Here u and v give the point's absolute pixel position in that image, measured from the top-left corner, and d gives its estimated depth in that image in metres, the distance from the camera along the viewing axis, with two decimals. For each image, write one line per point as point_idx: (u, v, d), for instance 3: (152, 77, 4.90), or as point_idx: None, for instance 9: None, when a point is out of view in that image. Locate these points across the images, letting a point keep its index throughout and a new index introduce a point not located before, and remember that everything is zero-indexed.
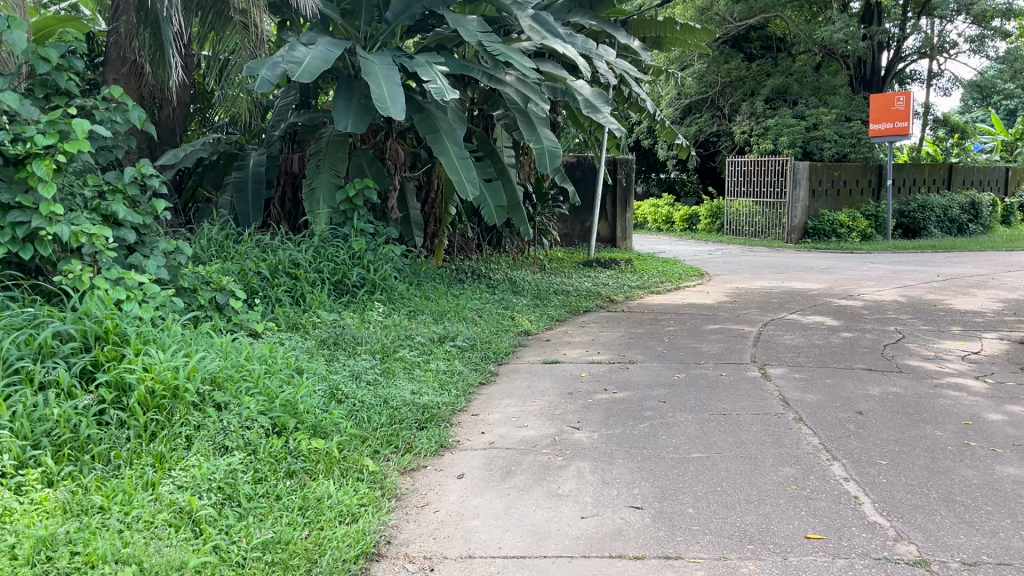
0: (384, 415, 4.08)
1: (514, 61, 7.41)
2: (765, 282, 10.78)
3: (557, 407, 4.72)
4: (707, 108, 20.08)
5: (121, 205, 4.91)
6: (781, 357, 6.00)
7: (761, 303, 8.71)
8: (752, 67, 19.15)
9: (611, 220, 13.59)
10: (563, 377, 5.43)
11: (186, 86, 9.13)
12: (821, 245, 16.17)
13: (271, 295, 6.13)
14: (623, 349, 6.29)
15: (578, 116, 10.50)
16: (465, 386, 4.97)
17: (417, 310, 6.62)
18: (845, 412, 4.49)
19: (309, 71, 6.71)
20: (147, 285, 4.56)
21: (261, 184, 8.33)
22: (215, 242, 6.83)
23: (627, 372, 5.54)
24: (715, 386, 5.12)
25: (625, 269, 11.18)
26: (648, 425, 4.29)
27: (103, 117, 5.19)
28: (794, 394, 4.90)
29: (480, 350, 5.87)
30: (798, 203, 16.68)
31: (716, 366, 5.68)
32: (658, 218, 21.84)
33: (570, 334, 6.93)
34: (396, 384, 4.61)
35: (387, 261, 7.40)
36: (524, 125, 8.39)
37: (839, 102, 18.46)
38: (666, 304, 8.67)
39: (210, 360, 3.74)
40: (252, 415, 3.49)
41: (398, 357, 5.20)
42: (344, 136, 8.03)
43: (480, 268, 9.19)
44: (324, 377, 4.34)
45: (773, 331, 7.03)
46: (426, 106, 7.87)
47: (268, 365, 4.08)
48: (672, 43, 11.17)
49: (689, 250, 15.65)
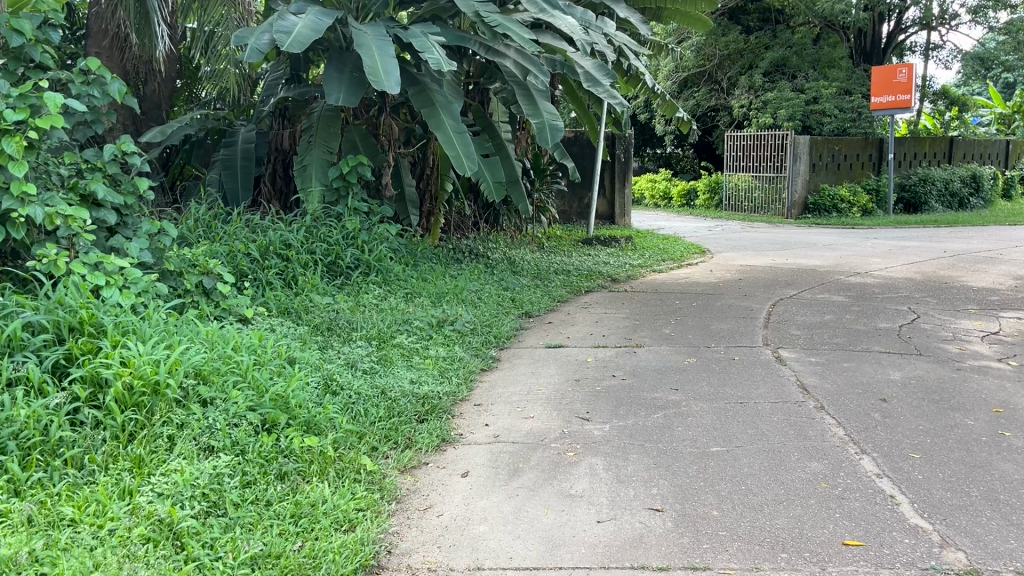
0: (381, 407, 3.83)
1: (512, 33, 7.10)
2: (769, 259, 10.53)
3: (564, 395, 4.48)
4: (705, 81, 19.70)
5: (101, 184, 4.64)
6: (794, 339, 5.77)
7: (767, 282, 8.47)
8: (750, 40, 18.81)
9: (610, 197, 13.30)
10: (568, 363, 5.19)
11: (172, 60, 8.89)
12: (822, 220, 15.94)
13: (261, 278, 5.84)
14: (629, 331, 6.05)
15: (577, 90, 10.19)
16: (466, 374, 4.73)
17: (414, 293, 6.36)
18: (868, 399, 4.27)
19: (299, 41, 6.37)
20: (129, 270, 4.28)
21: (250, 161, 8.03)
22: (203, 223, 6.53)
23: (635, 357, 5.30)
24: (729, 371, 4.89)
25: (625, 246, 10.92)
26: (662, 416, 4.06)
27: (79, 91, 4.86)
28: (813, 380, 4.68)
29: (481, 334, 5.63)
30: (799, 177, 16.42)
31: (728, 350, 5.44)
32: (656, 194, 21.55)
33: (572, 316, 6.69)
34: (393, 373, 4.36)
35: (382, 241, 7.12)
36: (524, 98, 8.07)
37: (839, 76, 18.18)
38: (670, 284, 8.42)
39: (194, 352, 3.47)
40: (241, 412, 3.24)
41: (395, 343, 4.94)
42: (336, 111, 7.72)
43: (477, 247, 8.94)
44: (317, 368, 4.09)
45: (782, 311, 6.80)
46: (421, 79, 7.55)
47: (258, 355, 3.82)
48: (672, 16, 10.85)
49: (689, 227, 15.38)
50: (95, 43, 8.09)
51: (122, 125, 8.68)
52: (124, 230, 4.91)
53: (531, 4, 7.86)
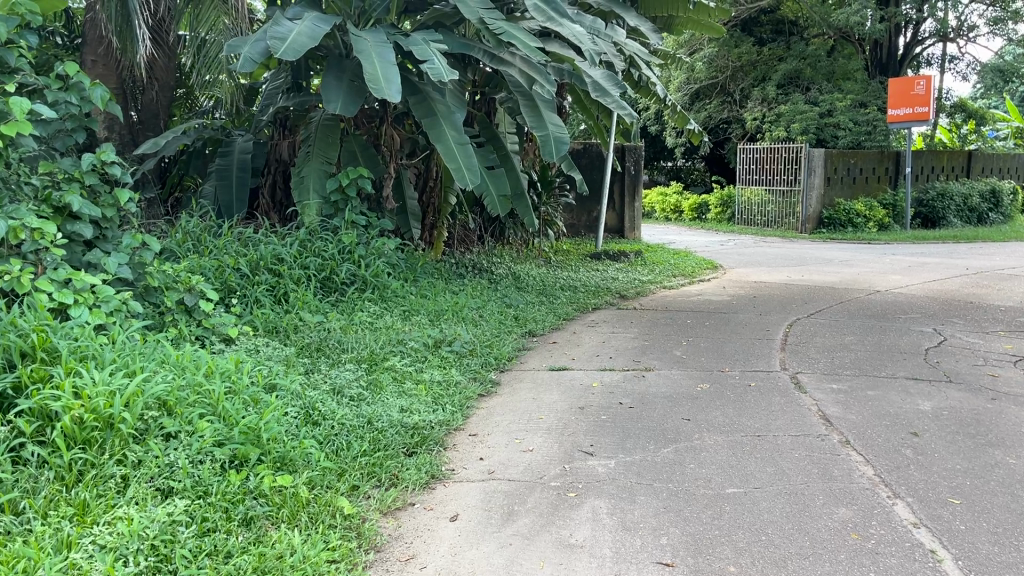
0: (367, 439, 3.52)
1: (517, 43, 6.82)
2: (784, 276, 10.17)
3: (567, 424, 4.15)
4: (717, 93, 19.36)
5: (77, 196, 4.36)
6: (814, 363, 5.42)
7: (782, 299, 8.12)
8: (763, 51, 18.52)
9: (620, 210, 12.99)
10: (572, 388, 4.86)
11: (171, 68, 8.73)
12: (837, 236, 15.57)
13: (250, 295, 5.54)
14: (637, 353, 5.71)
15: (585, 101, 9.92)
16: (463, 400, 4.41)
17: (412, 311, 6.05)
18: (898, 434, 3.93)
19: (294, 48, 6.11)
20: (101, 288, 3.99)
21: (246, 172, 7.77)
22: (193, 237, 6.26)
23: (644, 382, 4.96)
24: (745, 400, 4.55)
25: (635, 261, 10.59)
26: (672, 451, 3.73)
27: (57, 98, 4.60)
28: (835, 410, 4.34)
29: (480, 356, 5.30)
30: (814, 191, 16.04)
31: (743, 375, 5.09)
32: (667, 208, 21.24)
33: (578, 335, 6.36)
34: (382, 401, 4.04)
35: (380, 255, 6.82)
36: (529, 109, 7.77)
37: (855, 88, 17.68)
38: (681, 301, 8.08)
39: (161, 379, 3.16)
40: (206, 448, 2.93)
41: (387, 366, 4.63)
42: (335, 121, 7.45)
43: (482, 262, 8.64)
44: (299, 395, 3.77)
45: (800, 332, 6.45)
46: (423, 87, 7.28)
47: (234, 380, 3.51)
48: (685, 24, 10.51)
49: (701, 241, 15.04)
50: (91, 50, 7.95)
51: (119, 134, 8.53)
52: (103, 245, 4.62)
53: (538, 12, 7.57)
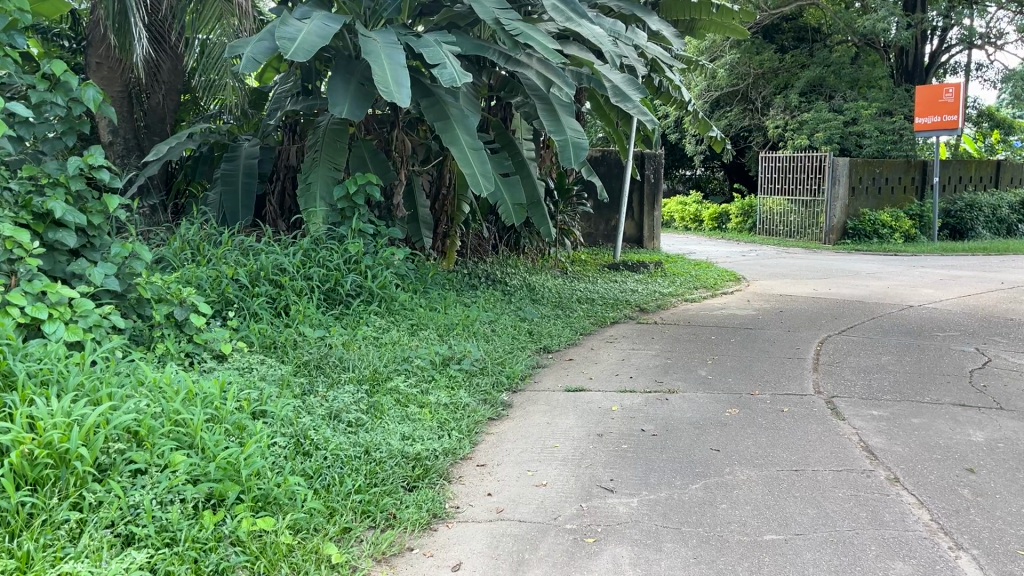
0: (363, 472, 3.19)
1: (533, 44, 6.51)
2: (810, 289, 9.76)
3: (584, 454, 3.79)
4: (738, 101, 18.94)
5: (60, 202, 4.08)
6: (851, 387, 5.02)
7: (811, 314, 7.71)
8: (785, 58, 18.10)
9: (639, 219, 12.63)
10: (590, 412, 4.48)
11: (178, 72, 8.48)
12: (862, 247, 15.12)
13: (248, 306, 5.22)
14: (660, 373, 5.34)
15: (605, 107, 9.60)
16: (470, 426, 4.06)
17: (420, 325, 5.71)
18: (951, 470, 3.55)
19: (305, 48, 5.79)
20: (79, 301, 3.68)
21: (252, 178, 7.49)
22: (192, 246, 5.96)
23: (668, 406, 4.59)
24: (778, 428, 4.17)
25: (654, 272, 10.23)
26: (702, 487, 3.36)
27: (42, 99, 4.31)
28: (879, 441, 3.96)
29: (491, 375, 4.96)
30: (838, 202, 15.58)
31: (775, 399, 4.71)
32: (686, 217, 20.89)
33: (596, 352, 5.99)
34: (382, 427, 3.69)
35: (388, 265, 6.49)
36: (546, 113, 7.43)
37: (880, 95, 17.16)
38: (704, 315, 7.70)
39: (133, 408, 2.84)
40: (177, 486, 2.59)
41: (390, 387, 4.29)
42: (344, 125, 7.16)
43: (495, 273, 8.31)
44: (288, 421, 3.44)
45: (833, 351, 6.05)
46: (435, 90, 6.97)
47: (217, 407, 3.18)
48: (708, 27, 10.17)
49: (721, 251, 14.63)
50: (97, 54, 7.81)
51: (123, 138, 8.24)
52: (90, 254, 4.36)
53: (556, 12, 7.24)
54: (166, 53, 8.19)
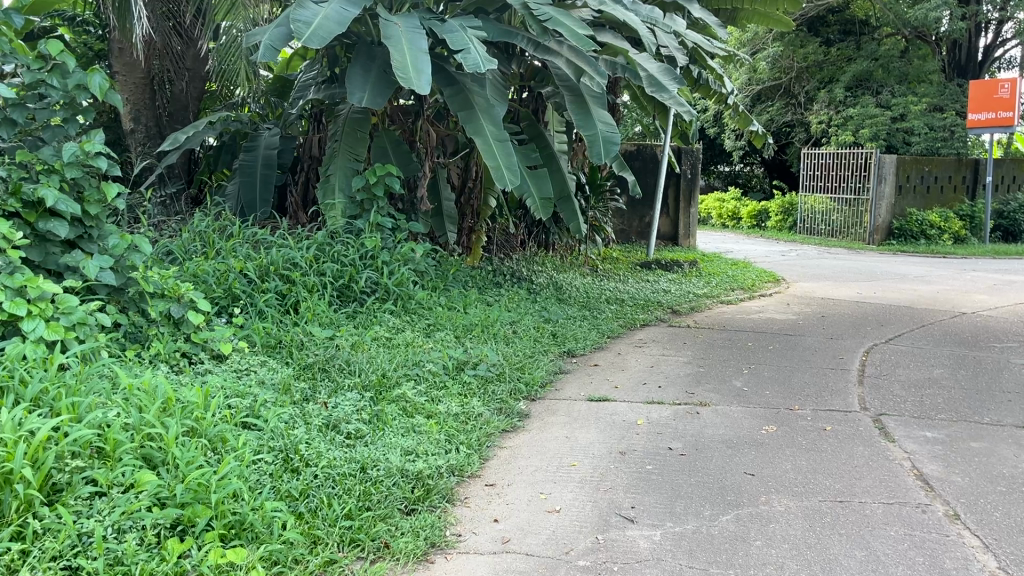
0: (355, 493, 2.88)
1: (563, 29, 6.16)
2: (854, 292, 9.26)
3: (604, 474, 3.45)
4: (780, 95, 18.32)
5: (51, 190, 3.82)
6: (901, 404, 4.59)
7: (854, 321, 7.26)
8: (831, 52, 17.46)
9: (674, 216, 12.20)
10: (613, 426, 4.13)
11: (202, 58, 8.29)
12: (909, 248, 14.50)
13: (255, 302, 4.96)
14: (691, 383, 4.96)
15: (642, 99, 9.26)
16: (481, 439, 3.74)
17: (436, 326, 5.41)
18: (1019, 506, 3.14)
19: (320, 34, 5.49)
20: (64, 297, 3.43)
21: (271, 169, 7.26)
22: (203, 237, 5.73)
23: (699, 421, 4.22)
24: (822, 450, 3.78)
25: (689, 272, 9.81)
26: (733, 519, 3.01)
27: (33, 81, 4.09)
28: (935, 468, 3.55)
29: (509, 382, 4.64)
30: (884, 201, 14.97)
31: (817, 416, 4.31)
32: (724, 214, 20.37)
33: (623, 358, 5.62)
34: (383, 440, 3.39)
35: (407, 261, 6.18)
36: (576, 105, 7.05)
37: (931, 90, 16.42)
38: (740, 319, 7.29)
39: (99, 420, 2.56)
40: (137, 511, 2.31)
41: (396, 395, 3.97)
42: (365, 114, 6.88)
43: (521, 270, 7.98)
44: (279, 434, 3.14)
45: (879, 362, 5.61)
46: (460, 78, 6.64)
47: (198, 418, 2.90)
48: (750, 17, 9.71)
49: (760, 251, 14.13)
50: (117, 40, 7.63)
51: (145, 125, 8.04)
52: (87, 246, 4.11)
53: None
54: (189, 41, 7.97)
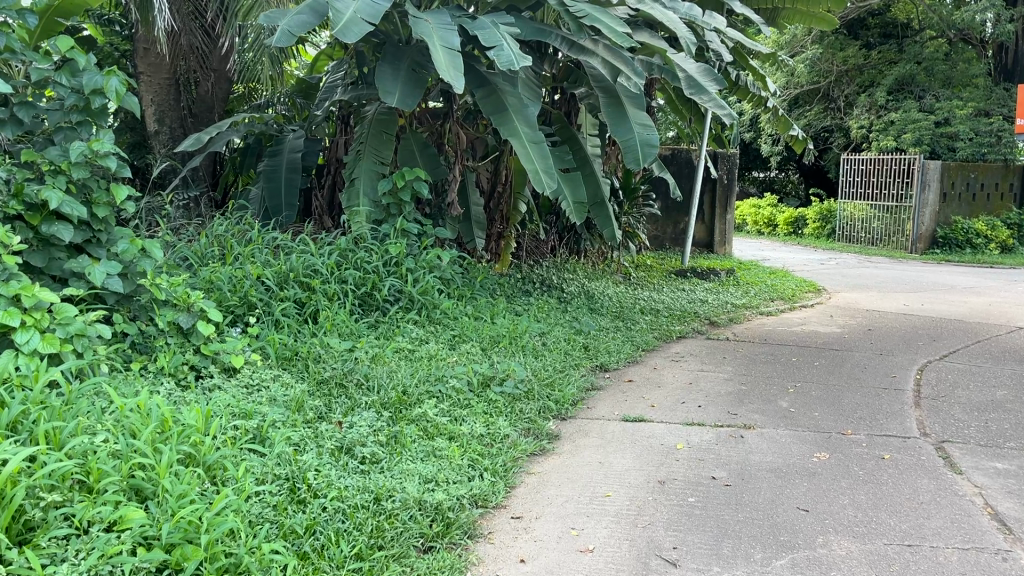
0: (367, 529, 2.61)
1: (600, 27, 5.86)
2: (901, 304, 8.82)
3: (640, 508, 3.14)
4: (819, 99, 17.82)
5: (55, 191, 3.60)
6: (965, 430, 4.20)
7: (904, 335, 6.83)
8: (872, 55, 16.89)
9: (710, 222, 11.82)
10: (650, 451, 3.81)
11: (227, 58, 8.12)
12: (953, 257, 13.99)
13: (273, 310, 4.72)
14: (733, 403, 4.62)
15: (677, 101, 8.92)
16: (508, 464, 3.45)
17: (461, 337, 5.13)
18: None
19: (355, 29, 5.17)
20: (62, 307, 3.22)
21: (296, 173, 7.04)
22: (221, 242, 5.51)
23: (744, 446, 3.89)
24: (882, 482, 3.42)
25: (726, 281, 9.44)
26: (788, 564, 2.68)
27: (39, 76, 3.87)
28: (1011, 507, 3.19)
29: (537, 400, 4.34)
30: (928, 209, 14.53)
31: (873, 443, 3.95)
32: (760, 221, 19.91)
33: (660, 374, 5.29)
34: (401, 467, 3.12)
35: (432, 268, 5.91)
36: (612, 107, 6.73)
37: (976, 94, 15.67)
38: (782, 332, 6.91)
39: (83, 448, 2.33)
40: (117, 555, 2.05)
41: (415, 416, 3.68)
42: (391, 115, 6.62)
43: (551, 278, 7.68)
44: (283, 459, 2.88)
45: (935, 382, 5.21)
46: (491, 79, 6.36)
47: (196, 443, 2.64)
48: (792, 17, 9.32)
49: (799, 259, 13.69)
50: (142, 40, 7.55)
51: (169, 126, 7.87)
52: (94, 250, 3.88)
53: None
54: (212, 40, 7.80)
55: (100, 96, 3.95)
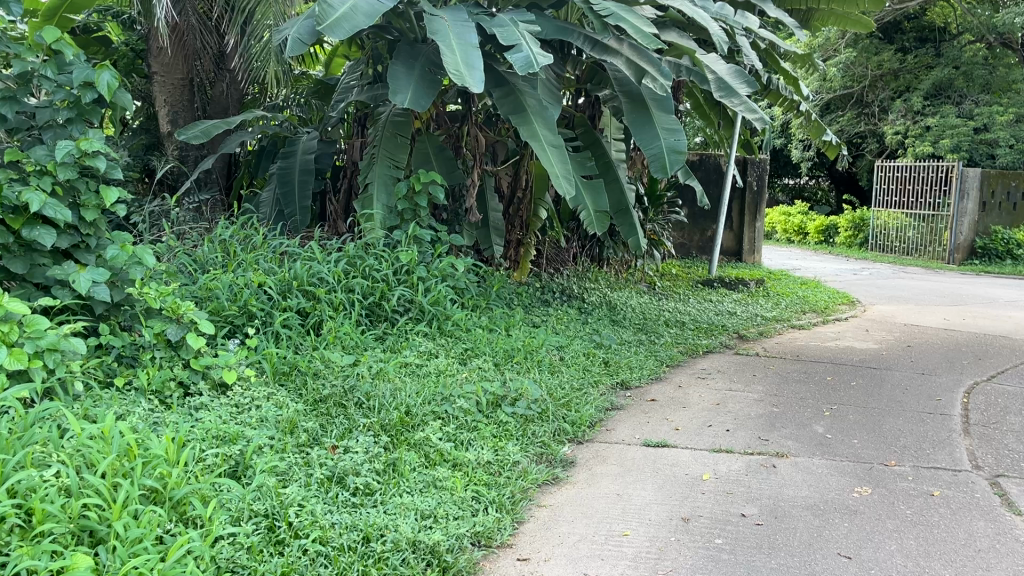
0: None
1: (625, 26, 5.54)
2: (941, 318, 8.38)
3: (662, 551, 2.81)
4: (852, 105, 17.31)
5: (38, 194, 3.36)
6: (1021, 464, 3.82)
7: (946, 353, 6.42)
8: (907, 59, 16.33)
9: (738, 230, 11.43)
10: (673, 481, 3.48)
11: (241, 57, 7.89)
12: (993, 268, 13.47)
13: (272, 321, 4.46)
14: (765, 428, 4.27)
15: (704, 105, 8.55)
16: (516, 497, 3.15)
17: (474, 351, 4.83)
18: None
19: (345, 26, 4.77)
20: (35, 319, 2.98)
21: (310, 175, 6.79)
22: (224, 247, 5.27)
23: (777, 478, 3.55)
24: (934, 524, 3.07)
25: (755, 291, 9.06)
26: None
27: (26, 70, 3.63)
28: None
29: (552, 422, 4.03)
30: (967, 217, 13.98)
31: (922, 477, 3.58)
32: (789, 228, 19.42)
33: (685, 393, 4.95)
34: (395, 500, 2.82)
35: (446, 276, 5.62)
36: (637, 110, 6.41)
37: (1016, 100, 15.10)
38: (815, 347, 6.53)
39: (27, 484, 2.08)
40: None
41: (416, 440, 3.39)
42: (408, 117, 6.35)
43: (572, 287, 7.36)
44: (262, 491, 2.60)
45: (984, 406, 4.82)
46: (511, 79, 6.07)
47: (163, 475, 2.38)
48: (826, 19, 8.92)
49: (830, 269, 13.23)
50: (155, 39, 7.34)
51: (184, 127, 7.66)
52: (82, 256, 3.67)
53: None
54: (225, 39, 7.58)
55: (92, 91, 3.72)
